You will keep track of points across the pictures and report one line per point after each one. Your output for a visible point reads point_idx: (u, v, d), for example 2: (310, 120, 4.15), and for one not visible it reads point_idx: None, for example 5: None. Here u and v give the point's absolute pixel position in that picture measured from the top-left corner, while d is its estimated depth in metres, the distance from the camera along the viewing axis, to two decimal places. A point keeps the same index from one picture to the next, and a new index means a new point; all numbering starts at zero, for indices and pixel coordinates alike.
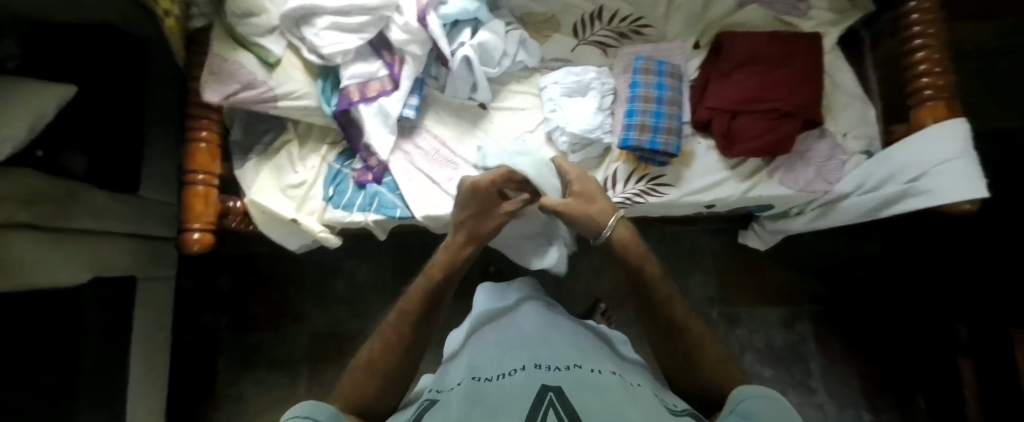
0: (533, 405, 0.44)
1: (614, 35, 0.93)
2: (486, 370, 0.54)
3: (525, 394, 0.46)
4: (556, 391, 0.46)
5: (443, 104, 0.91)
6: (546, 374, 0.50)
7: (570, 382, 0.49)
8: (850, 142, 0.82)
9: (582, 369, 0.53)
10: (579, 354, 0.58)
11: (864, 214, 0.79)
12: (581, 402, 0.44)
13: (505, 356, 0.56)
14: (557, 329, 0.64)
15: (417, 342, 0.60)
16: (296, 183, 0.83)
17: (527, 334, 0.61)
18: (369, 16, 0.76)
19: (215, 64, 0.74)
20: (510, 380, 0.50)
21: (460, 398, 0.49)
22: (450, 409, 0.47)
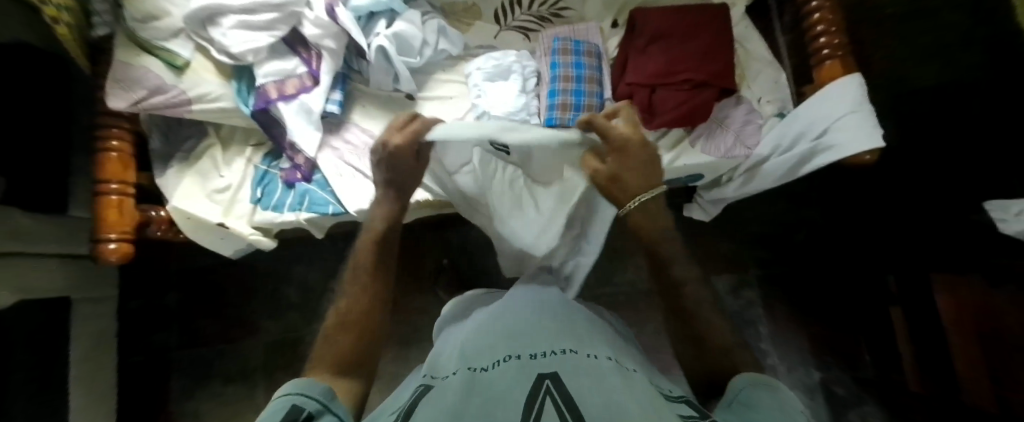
0: (527, 396, 0.37)
1: (536, 19, 0.94)
2: (478, 359, 0.46)
3: (520, 386, 0.39)
4: (554, 378, 0.39)
5: (369, 98, 0.90)
6: (545, 362, 0.43)
7: (571, 367, 0.42)
8: (763, 107, 0.85)
9: (587, 354, 0.45)
10: (581, 336, 0.50)
11: (783, 175, 0.80)
12: (585, 391, 0.37)
13: (499, 341, 0.49)
14: (560, 310, 0.57)
15: (365, 325, 0.54)
16: (221, 188, 0.82)
17: (523, 316, 0.54)
18: (278, 12, 0.77)
19: (119, 72, 0.72)
20: (505, 368, 0.42)
21: (456, 386, 0.41)
22: (441, 400, 0.40)
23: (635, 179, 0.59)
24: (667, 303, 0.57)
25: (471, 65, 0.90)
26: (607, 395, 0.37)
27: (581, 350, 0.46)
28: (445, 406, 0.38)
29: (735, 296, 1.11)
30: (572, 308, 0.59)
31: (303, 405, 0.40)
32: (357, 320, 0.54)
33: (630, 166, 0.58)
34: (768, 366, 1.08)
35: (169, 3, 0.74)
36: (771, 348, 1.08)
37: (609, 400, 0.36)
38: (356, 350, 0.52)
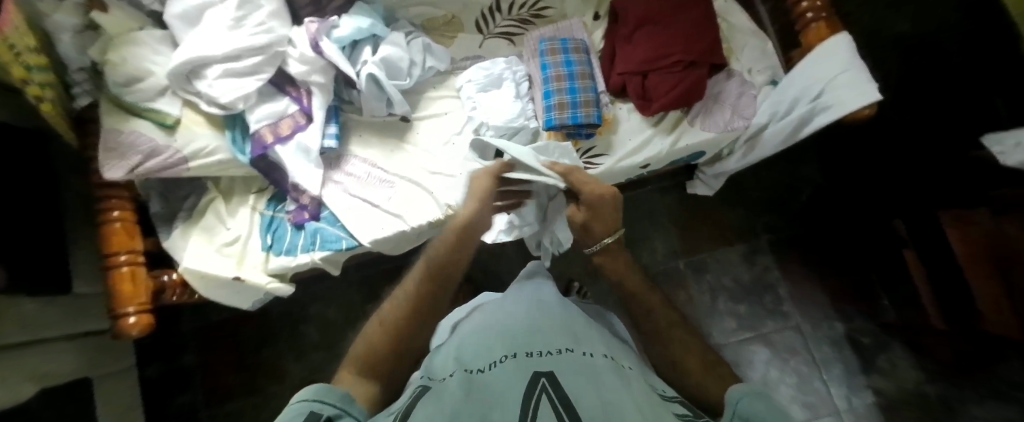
0: (525, 394, 0.35)
1: (517, 23, 0.95)
2: (472, 362, 0.45)
3: (517, 383, 0.37)
4: (550, 375, 0.38)
5: (363, 125, 0.90)
6: (542, 360, 0.41)
7: (568, 364, 0.40)
8: (755, 77, 0.86)
9: (583, 351, 0.44)
10: (573, 333, 0.49)
11: (785, 141, 0.81)
12: (584, 390, 0.36)
13: (494, 341, 0.47)
14: (553, 307, 0.57)
15: (405, 334, 0.51)
16: (229, 240, 0.80)
17: (519, 316, 0.53)
18: (262, 55, 0.76)
19: (109, 141, 0.70)
20: (505, 366, 0.41)
21: (451, 387, 0.39)
22: (438, 402, 0.38)
23: (600, 227, 0.63)
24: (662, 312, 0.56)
25: (461, 78, 0.90)
26: (602, 394, 0.35)
27: (578, 348, 0.44)
28: (443, 408, 0.36)
29: (750, 263, 1.13)
30: (569, 305, 0.58)
31: (320, 411, 0.38)
32: (397, 323, 0.51)
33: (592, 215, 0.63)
34: (793, 325, 1.10)
35: (150, 62, 0.73)
36: (792, 308, 1.10)
37: (603, 402, 0.34)
38: (399, 348, 0.50)
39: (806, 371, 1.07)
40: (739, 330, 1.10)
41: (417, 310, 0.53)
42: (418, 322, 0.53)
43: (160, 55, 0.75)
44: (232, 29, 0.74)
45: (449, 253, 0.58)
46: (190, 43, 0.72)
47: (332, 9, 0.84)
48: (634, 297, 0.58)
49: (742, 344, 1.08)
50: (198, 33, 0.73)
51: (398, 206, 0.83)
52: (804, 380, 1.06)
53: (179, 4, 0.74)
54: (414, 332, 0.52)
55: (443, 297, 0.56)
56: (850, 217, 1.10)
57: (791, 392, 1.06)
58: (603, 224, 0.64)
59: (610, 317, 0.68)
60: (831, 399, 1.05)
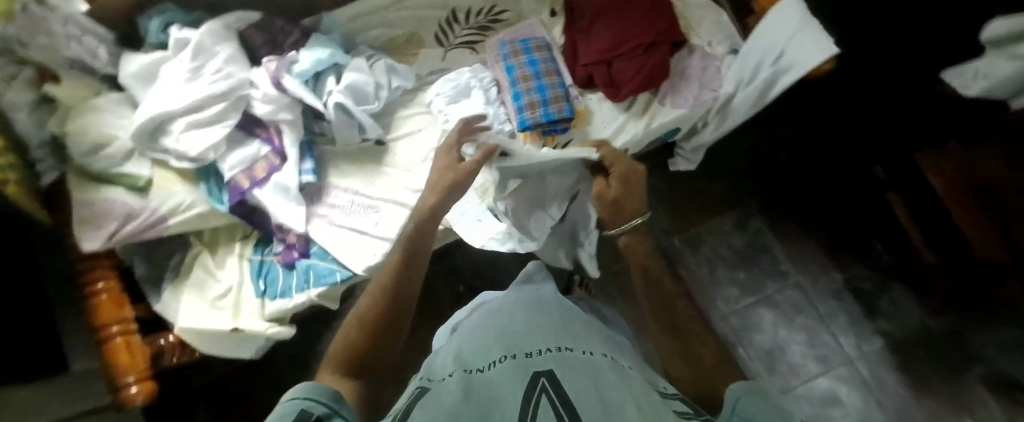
0: (525, 393, 0.34)
1: (477, 30, 0.95)
2: (472, 362, 0.43)
3: (516, 385, 0.36)
4: (550, 374, 0.37)
5: (339, 155, 0.89)
6: (541, 358, 0.40)
7: (567, 362, 0.40)
8: (716, 48, 0.88)
9: (583, 351, 0.43)
10: (572, 334, 0.48)
11: (754, 106, 0.83)
12: (585, 385, 0.35)
13: (494, 341, 0.46)
14: (553, 307, 0.57)
15: (384, 323, 0.49)
16: (221, 293, 0.78)
17: (516, 318, 0.53)
18: (224, 101, 0.75)
19: (83, 213, 0.68)
20: (505, 366, 0.40)
21: (450, 386, 0.38)
22: (437, 401, 0.36)
23: (631, 205, 0.65)
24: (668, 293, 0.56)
25: (429, 92, 0.90)
26: (601, 389, 0.34)
27: (577, 348, 0.44)
28: (443, 406, 0.35)
29: (742, 229, 1.14)
30: (567, 308, 0.58)
31: (312, 410, 0.34)
32: (374, 314, 0.49)
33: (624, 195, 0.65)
34: (793, 283, 1.11)
35: (112, 127, 0.71)
36: (790, 266, 1.12)
37: (603, 396, 0.33)
38: (379, 339, 0.48)
39: (813, 325, 1.08)
40: (742, 296, 1.11)
41: (393, 296, 0.51)
42: (399, 308, 0.51)
43: (122, 118, 0.73)
44: (190, 80, 0.74)
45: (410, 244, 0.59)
46: (150, 101, 0.71)
47: (290, 44, 0.84)
48: (652, 281, 0.56)
49: (747, 309, 1.10)
50: (157, 89, 0.73)
51: (387, 229, 0.83)
52: (812, 334, 1.08)
53: (135, 63, 0.74)
54: (395, 321, 0.50)
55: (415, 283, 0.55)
56: (830, 170, 1.12)
57: (802, 347, 1.07)
58: (630, 204, 0.65)
59: (617, 318, 0.69)
60: (842, 349, 1.06)
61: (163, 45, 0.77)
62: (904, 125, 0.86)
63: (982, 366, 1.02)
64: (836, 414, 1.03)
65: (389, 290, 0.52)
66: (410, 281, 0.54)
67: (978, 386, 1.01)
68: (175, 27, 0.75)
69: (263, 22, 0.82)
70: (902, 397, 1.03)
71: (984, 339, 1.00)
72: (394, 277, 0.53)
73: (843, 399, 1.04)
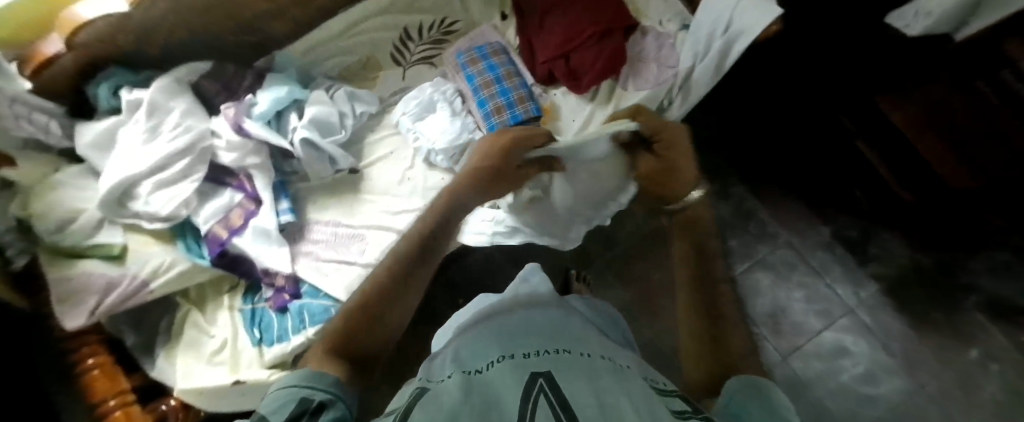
0: (524, 393, 0.34)
1: (432, 45, 0.95)
2: (469, 362, 0.42)
3: (514, 385, 0.35)
4: (548, 375, 0.36)
5: (315, 190, 0.88)
6: (539, 361, 0.40)
7: (565, 364, 0.39)
8: (667, 26, 0.89)
9: (580, 352, 0.43)
10: (567, 335, 0.48)
11: (714, 78, 0.82)
12: (583, 387, 0.34)
13: (491, 343, 0.46)
14: (547, 309, 0.56)
15: (386, 313, 0.46)
16: (217, 348, 0.77)
17: (512, 320, 0.52)
18: (188, 155, 0.74)
19: (60, 292, 0.67)
20: (503, 368, 0.39)
21: (449, 385, 0.37)
22: (437, 399, 0.35)
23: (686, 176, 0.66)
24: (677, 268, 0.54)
25: (395, 113, 0.90)
26: (598, 390, 0.34)
27: (574, 348, 0.44)
28: (443, 403, 0.33)
29: (725, 198, 1.16)
30: (561, 309, 0.57)
31: (311, 397, 0.33)
32: (375, 298, 0.47)
33: (665, 171, 0.68)
34: (784, 243, 1.12)
35: (78, 200, 0.70)
36: (778, 227, 1.13)
37: (600, 397, 0.33)
38: (378, 328, 0.45)
39: (810, 280, 1.10)
40: (737, 263, 1.12)
41: (400, 286, 0.49)
42: (398, 293, 0.48)
43: (86, 188, 0.72)
44: (149, 141, 0.73)
45: (425, 237, 0.56)
46: (113, 167, 0.71)
47: (245, 88, 0.84)
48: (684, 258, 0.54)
49: (744, 275, 1.11)
50: (117, 154, 0.72)
51: (374, 255, 0.82)
52: (811, 290, 1.09)
53: (90, 131, 0.73)
54: (396, 310, 0.47)
55: (423, 276, 0.53)
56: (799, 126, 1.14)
57: (803, 303, 1.09)
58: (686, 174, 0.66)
59: (608, 307, 0.69)
60: (841, 299, 1.08)
61: (115, 109, 0.76)
62: (851, 75, 0.86)
63: (976, 293, 1.04)
64: (846, 363, 1.04)
65: (399, 279, 0.50)
66: (417, 276, 0.52)
67: (977, 314, 1.03)
68: (125, 90, 0.74)
69: (215, 71, 0.81)
70: (907, 336, 1.04)
71: (977, 266, 1.05)
72: (404, 266, 0.51)
73: (851, 348, 1.05)
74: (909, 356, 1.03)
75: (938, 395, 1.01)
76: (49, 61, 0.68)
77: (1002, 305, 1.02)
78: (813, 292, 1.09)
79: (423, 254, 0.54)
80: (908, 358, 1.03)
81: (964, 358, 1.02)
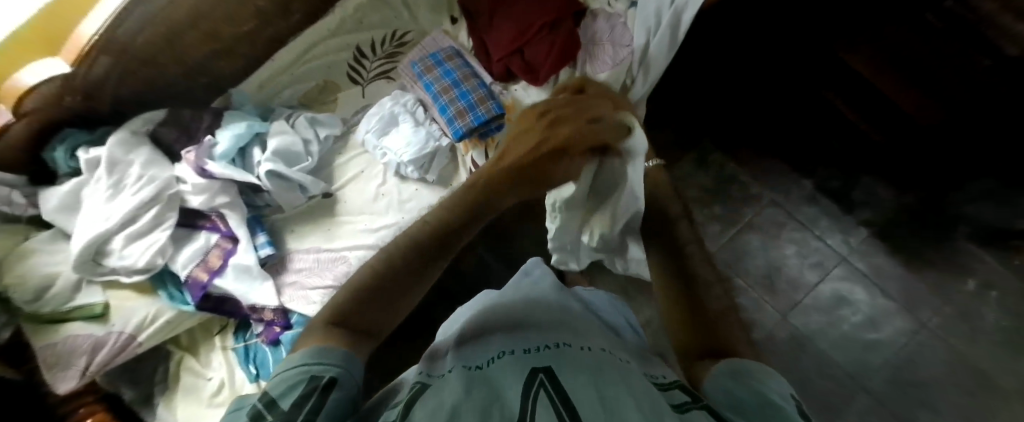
0: (523, 388, 0.31)
1: (388, 59, 0.95)
2: (469, 357, 0.40)
3: (513, 381, 0.33)
4: (549, 370, 0.34)
5: (292, 220, 0.88)
6: (541, 356, 0.37)
7: (565, 357, 0.37)
8: (616, 6, 0.88)
9: (581, 345, 0.41)
10: (568, 329, 0.46)
11: (670, 50, 0.83)
12: (584, 379, 0.32)
13: (494, 339, 0.43)
14: (554, 306, 0.53)
15: (399, 297, 0.42)
16: (215, 389, 0.77)
17: (517, 315, 0.49)
18: (156, 205, 0.75)
19: (47, 358, 0.67)
20: (508, 364, 0.36)
21: (447, 380, 0.34)
22: (435, 394, 0.32)
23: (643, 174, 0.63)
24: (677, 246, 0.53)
25: (359, 132, 0.90)
26: (598, 382, 0.32)
27: (574, 342, 0.42)
28: (440, 398, 0.31)
29: (704, 167, 1.15)
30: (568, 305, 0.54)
31: (322, 374, 0.31)
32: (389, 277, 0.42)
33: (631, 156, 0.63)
34: (769, 202, 1.12)
35: (51, 263, 0.71)
36: (760, 187, 1.13)
37: (600, 388, 0.31)
38: (386, 307, 0.41)
39: (799, 236, 1.10)
40: (725, 229, 1.12)
41: (419, 270, 0.43)
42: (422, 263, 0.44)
43: (59, 253, 0.72)
44: (112, 197, 0.74)
45: (462, 217, 0.48)
46: (82, 227, 0.71)
47: (204, 129, 0.85)
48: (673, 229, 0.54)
49: (734, 240, 1.11)
50: (83, 215, 0.72)
51: None
52: (801, 245, 1.09)
53: (54, 195, 0.73)
54: (406, 298, 0.42)
55: (441, 266, 0.46)
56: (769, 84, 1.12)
57: (796, 260, 1.08)
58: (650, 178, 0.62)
59: (620, 306, 0.66)
60: (833, 250, 1.08)
61: (75, 170, 0.76)
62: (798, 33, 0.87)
63: (965, 225, 1.04)
64: (847, 313, 1.04)
65: (419, 266, 0.43)
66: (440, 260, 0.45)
67: (968, 245, 1.04)
68: (82, 150, 0.74)
69: (170, 118, 0.82)
70: (903, 277, 1.04)
71: (965, 196, 1.04)
72: (428, 251, 0.44)
73: (850, 297, 1.05)
74: (907, 297, 1.03)
75: (942, 331, 1.01)
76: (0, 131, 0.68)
77: (992, 232, 1.02)
78: (805, 247, 1.09)
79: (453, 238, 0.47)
80: (907, 299, 1.03)
81: (962, 291, 1.02)
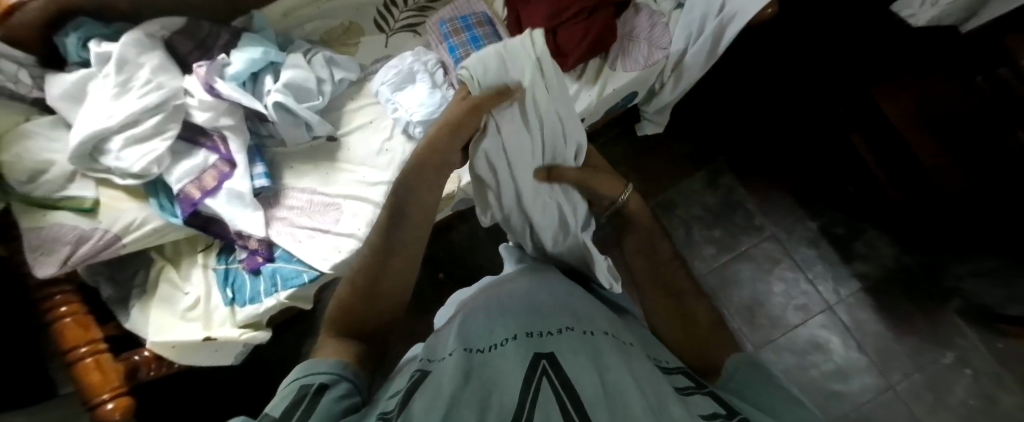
0: (525, 377, 0.33)
1: (417, 11, 0.95)
2: (474, 339, 0.41)
3: (515, 369, 0.34)
4: (552, 357, 0.36)
5: (291, 156, 0.88)
6: (544, 341, 0.39)
7: (568, 346, 0.37)
8: (661, 4, 0.87)
9: (583, 330, 0.41)
10: (569, 311, 0.45)
11: (707, 60, 0.83)
12: (587, 369, 0.34)
13: (497, 320, 0.44)
14: (556, 282, 0.53)
15: (389, 292, 0.44)
16: (190, 304, 0.77)
17: (519, 297, 0.49)
18: (160, 113, 0.75)
19: (33, 242, 0.68)
20: (508, 350, 0.38)
21: (449, 366, 0.36)
22: (436, 384, 0.34)
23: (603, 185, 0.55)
24: (660, 283, 0.50)
25: (374, 82, 0.89)
26: (602, 371, 0.34)
27: (577, 327, 0.42)
28: (441, 388, 0.33)
29: (714, 188, 1.15)
30: (568, 285, 0.53)
31: (312, 382, 0.34)
32: (366, 276, 0.44)
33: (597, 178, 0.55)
34: (768, 235, 1.12)
35: (49, 151, 0.71)
36: (764, 220, 1.12)
37: (604, 378, 0.33)
38: (378, 307, 0.44)
39: (791, 275, 1.09)
40: (719, 253, 1.12)
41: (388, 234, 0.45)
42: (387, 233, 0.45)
43: (58, 140, 0.73)
44: (119, 96, 0.73)
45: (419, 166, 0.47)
46: (84, 121, 0.71)
47: (219, 46, 0.84)
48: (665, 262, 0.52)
49: (724, 266, 1.11)
50: (87, 108, 0.72)
51: (349, 226, 0.81)
52: (790, 284, 1.09)
53: (61, 83, 0.73)
54: (397, 277, 0.45)
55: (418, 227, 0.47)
56: None
57: (782, 298, 1.08)
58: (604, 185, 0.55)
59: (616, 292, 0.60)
60: (820, 296, 1.07)
61: (84, 61, 0.77)
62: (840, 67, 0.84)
63: (958, 298, 1.03)
64: (819, 359, 1.04)
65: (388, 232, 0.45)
66: (416, 223, 0.47)
67: (958, 319, 1.02)
68: (94, 42, 0.75)
69: (187, 28, 0.82)
70: (882, 337, 1.04)
71: (964, 270, 1.03)
72: (392, 236, 0.45)
73: (826, 345, 1.05)
74: (883, 357, 1.03)
75: (909, 396, 1.00)
76: (13, 8, 0.69)
77: (984, 313, 1.00)
78: (794, 288, 1.08)
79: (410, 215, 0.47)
80: (882, 359, 1.03)
81: (938, 363, 1.01)
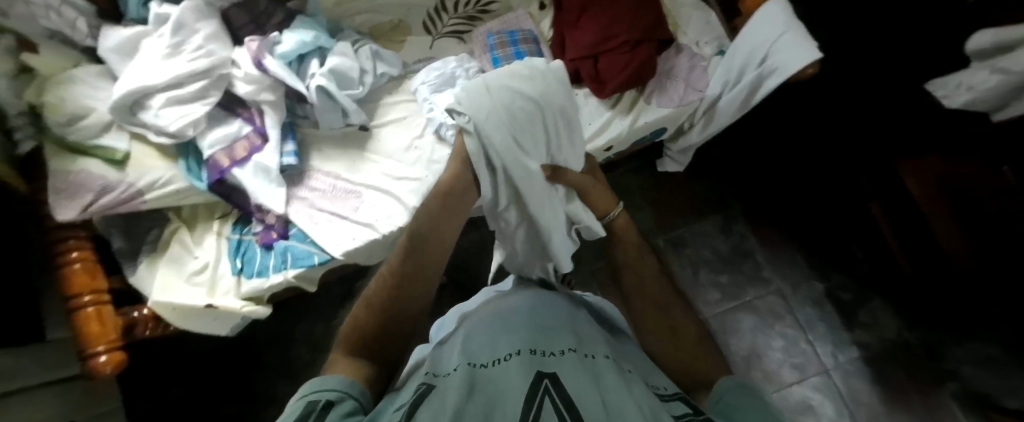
0: (526, 396, 0.33)
1: (465, 20, 0.98)
2: (478, 355, 0.41)
3: (517, 385, 0.35)
4: (554, 377, 0.36)
5: (322, 139, 0.89)
6: (547, 361, 0.39)
7: (572, 369, 0.37)
8: (703, 48, 0.90)
9: (586, 354, 0.41)
10: (574, 333, 0.45)
11: (738, 108, 0.83)
12: (587, 391, 0.33)
13: (501, 336, 0.44)
14: (562, 305, 0.53)
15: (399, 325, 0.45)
16: (198, 269, 0.77)
17: (521, 315, 0.49)
18: (205, 79, 0.77)
19: (57, 182, 0.68)
20: (510, 367, 0.38)
21: (453, 381, 0.36)
22: (441, 400, 0.34)
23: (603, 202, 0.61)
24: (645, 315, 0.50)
25: (415, 81, 0.91)
26: (604, 396, 0.33)
27: (579, 350, 0.41)
28: (443, 404, 0.33)
29: (725, 233, 1.16)
30: (573, 309, 0.53)
31: (320, 399, 0.34)
32: (382, 302, 0.44)
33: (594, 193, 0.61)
34: (773, 289, 1.12)
35: (90, 99, 0.73)
36: (771, 273, 1.13)
37: (604, 400, 0.33)
38: (408, 327, 0.45)
39: (791, 332, 1.09)
40: (723, 300, 1.12)
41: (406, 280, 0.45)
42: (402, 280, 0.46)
43: (101, 90, 0.75)
44: (169, 57, 0.75)
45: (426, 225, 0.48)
46: (129, 76, 0.73)
47: (272, 26, 0.87)
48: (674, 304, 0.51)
49: (725, 314, 1.11)
50: (136, 63, 0.74)
51: (367, 215, 0.82)
52: (790, 342, 1.08)
53: (114, 36, 0.75)
54: (406, 312, 0.45)
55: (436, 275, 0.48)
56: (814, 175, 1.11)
57: (780, 354, 1.08)
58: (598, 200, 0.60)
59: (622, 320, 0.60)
60: (818, 356, 1.07)
61: (142, 19, 0.80)
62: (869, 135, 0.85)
63: (956, 382, 1.02)
64: None
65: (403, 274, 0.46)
66: (432, 262, 0.47)
67: (952, 403, 1.01)
68: (155, 3, 0.77)
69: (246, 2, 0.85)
70: (875, 409, 1.03)
71: (964, 355, 1.02)
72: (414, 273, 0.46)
73: (818, 409, 1.03)
74: None
75: None
76: None
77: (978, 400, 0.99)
78: (792, 345, 1.08)
79: (415, 248, 0.46)
80: None
81: None
